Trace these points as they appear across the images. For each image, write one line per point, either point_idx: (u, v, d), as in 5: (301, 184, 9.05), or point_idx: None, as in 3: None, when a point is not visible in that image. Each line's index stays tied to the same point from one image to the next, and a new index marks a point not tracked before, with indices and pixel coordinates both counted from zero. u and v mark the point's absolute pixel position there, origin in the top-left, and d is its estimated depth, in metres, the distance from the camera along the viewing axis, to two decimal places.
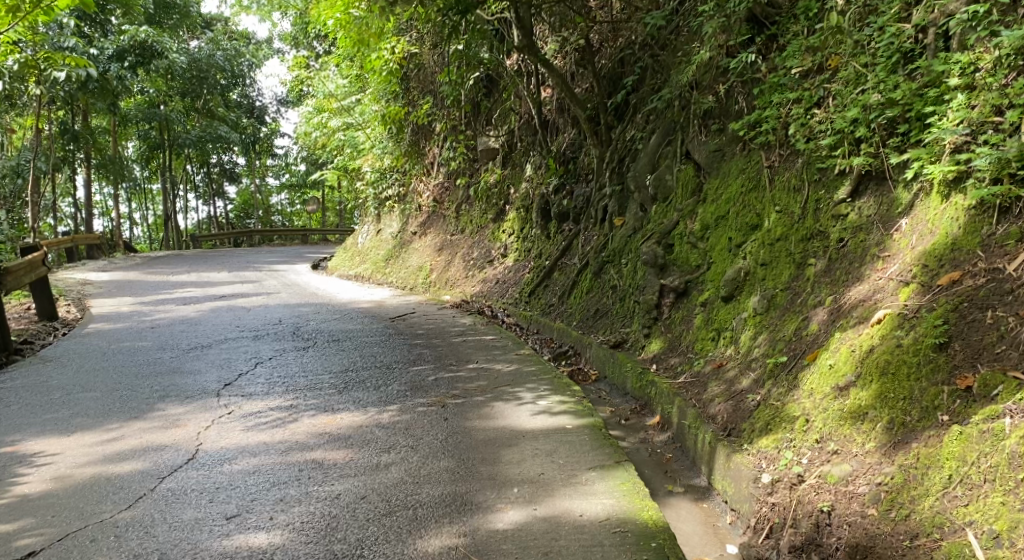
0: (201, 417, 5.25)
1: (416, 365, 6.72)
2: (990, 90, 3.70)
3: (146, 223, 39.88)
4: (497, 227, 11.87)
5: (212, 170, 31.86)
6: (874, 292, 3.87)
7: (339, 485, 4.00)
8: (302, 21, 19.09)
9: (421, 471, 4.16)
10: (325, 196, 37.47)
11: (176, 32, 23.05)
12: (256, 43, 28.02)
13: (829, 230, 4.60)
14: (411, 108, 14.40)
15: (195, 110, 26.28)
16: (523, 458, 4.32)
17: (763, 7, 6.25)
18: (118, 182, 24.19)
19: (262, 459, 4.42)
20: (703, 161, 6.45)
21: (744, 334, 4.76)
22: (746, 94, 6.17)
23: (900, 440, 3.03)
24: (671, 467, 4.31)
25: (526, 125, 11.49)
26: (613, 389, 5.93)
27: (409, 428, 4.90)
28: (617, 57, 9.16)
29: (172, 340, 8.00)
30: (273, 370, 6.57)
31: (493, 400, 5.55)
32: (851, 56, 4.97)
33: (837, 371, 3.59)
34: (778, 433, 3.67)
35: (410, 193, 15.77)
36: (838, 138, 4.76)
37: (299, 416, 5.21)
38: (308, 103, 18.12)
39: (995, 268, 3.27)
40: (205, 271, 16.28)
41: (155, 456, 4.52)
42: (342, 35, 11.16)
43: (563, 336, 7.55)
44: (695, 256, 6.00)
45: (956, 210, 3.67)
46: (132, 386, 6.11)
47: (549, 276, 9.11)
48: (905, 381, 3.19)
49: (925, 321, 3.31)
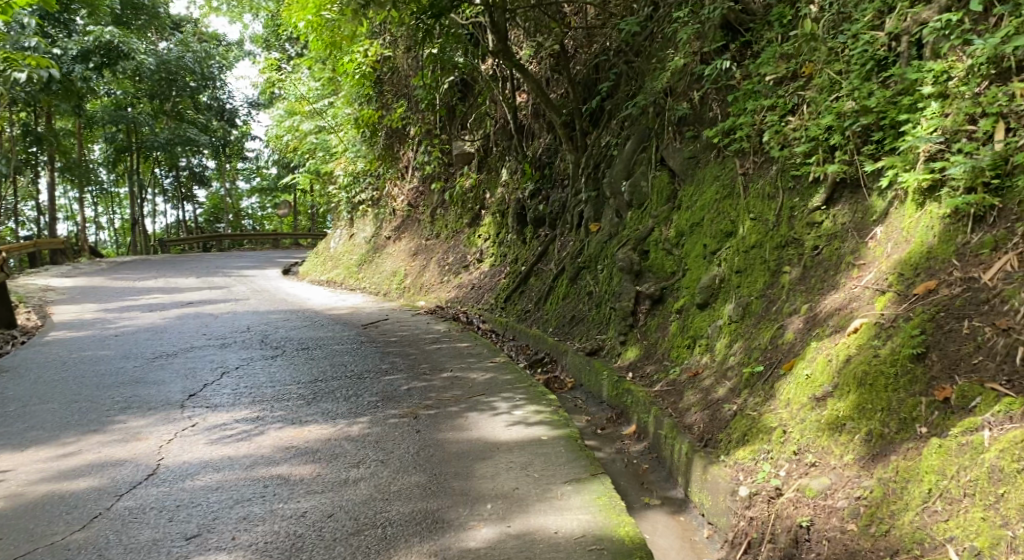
0: (163, 430, 5.06)
1: (389, 374, 6.57)
2: (964, 98, 3.69)
3: (113, 227, 39.05)
4: (472, 232, 11.77)
5: (182, 173, 31.30)
6: (850, 301, 3.84)
7: (306, 502, 3.86)
8: (273, 23, 18.86)
9: (391, 486, 4.04)
10: (297, 199, 37.04)
11: (144, 34, 22.58)
12: (226, 45, 27.62)
13: (804, 238, 4.58)
14: (385, 112, 14.26)
15: (163, 112, 25.77)
16: (497, 472, 4.21)
17: (737, 13, 6.25)
18: (84, 186, 23.60)
19: (225, 474, 4.25)
20: (678, 167, 6.43)
21: (719, 342, 4.72)
22: (721, 101, 6.16)
23: (879, 452, 2.99)
24: (647, 479, 4.24)
25: (502, 130, 11.41)
26: (589, 398, 5.85)
27: (380, 440, 4.76)
28: (591, 63, 9.12)
29: (136, 349, 7.75)
30: (240, 380, 6.37)
31: (468, 410, 5.44)
32: (826, 63, 4.97)
33: (814, 381, 3.55)
34: (755, 444, 3.61)
35: (383, 197, 15.60)
36: (813, 145, 4.74)
37: (266, 428, 5.05)
38: (279, 106, 17.85)
39: (971, 277, 3.25)
40: (173, 276, 15.92)
41: (112, 472, 4.32)
42: (313, 37, 10.98)
43: (538, 343, 7.46)
44: (670, 262, 5.96)
45: (931, 218, 3.65)
46: (92, 397, 5.88)
47: (524, 282, 9.03)
48: (883, 391, 3.14)
49: (902, 330, 3.28)
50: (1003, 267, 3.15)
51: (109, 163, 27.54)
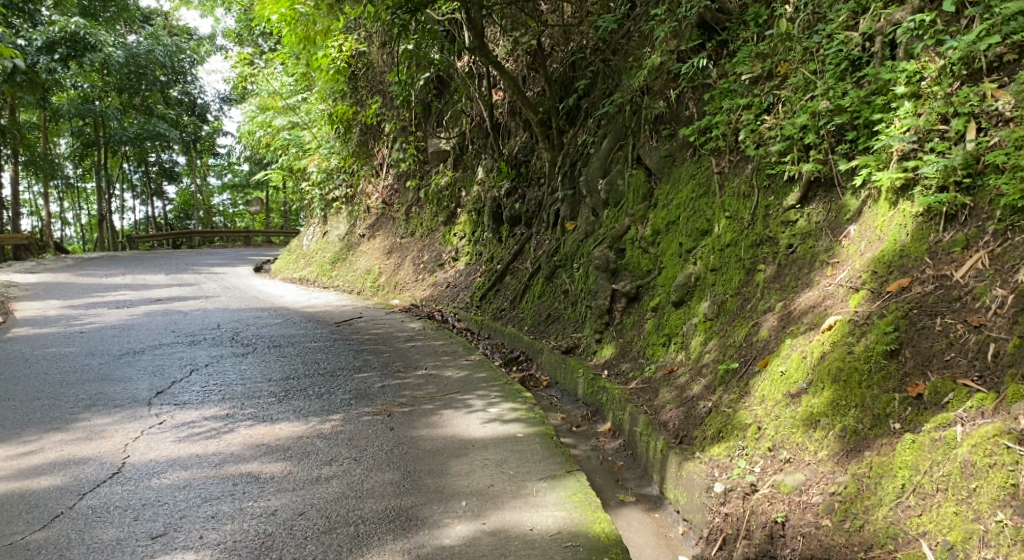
0: (129, 427, 4.92)
1: (362, 372, 6.48)
2: (936, 99, 3.73)
3: (79, 223, 38.18)
4: (447, 230, 11.69)
5: (151, 168, 30.68)
6: (823, 299, 3.87)
7: (276, 500, 3.77)
8: (246, 17, 18.56)
9: (364, 484, 3.96)
10: (269, 195, 36.61)
11: (112, 26, 22.06)
12: (198, 39, 27.14)
13: (779, 237, 4.61)
14: (360, 108, 14.09)
15: (132, 106, 25.22)
16: (472, 469, 4.16)
17: (713, 13, 6.25)
18: (49, 180, 23.01)
19: (194, 472, 4.14)
20: (654, 166, 6.44)
21: (695, 340, 4.72)
22: (697, 100, 6.18)
23: (854, 448, 3.00)
24: (622, 476, 4.23)
25: (478, 128, 11.35)
26: (565, 395, 5.84)
27: (353, 438, 4.68)
28: (568, 61, 9.10)
29: (102, 346, 7.55)
30: (209, 378, 6.24)
31: (442, 407, 5.38)
32: (801, 63, 5.00)
33: (789, 377, 3.56)
34: (730, 441, 3.62)
35: (357, 194, 15.46)
36: (787, 144, 4.77)
37: (235, 426, 4.94)
38: (251, 101, 17.58)
39: (943, 275, 3.28)
40: (141, 273, 15.58)
41: (76, 470, 4.19)
42: (286, 31, 10.79)
43: (514, 341, 7.43)
44: (646, 261, 5.95)
45: (904, 217, 3.68)
46: (56, 394, 5.71)
47: (500, 280, 8.99)
48: (857, 388, 3.16)
49: (876, 328, 3.30)
50: (974, 266, 3.18)
51: (75, 158, 26.89)
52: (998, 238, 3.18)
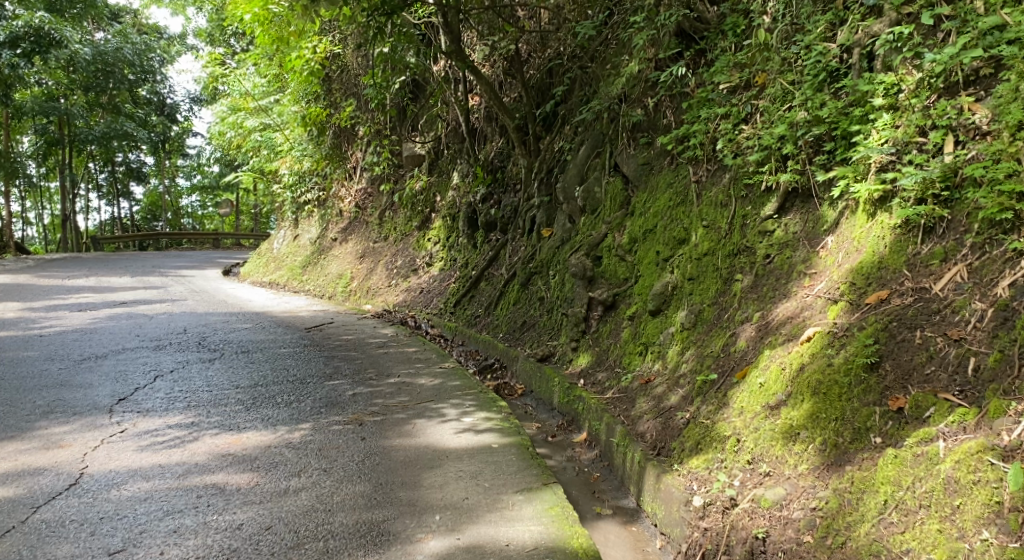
0: (88, 436, 4.72)
1: (333, 380, 6.34)
2: (914, 111, 3.74)
3: (41, 223, 37.24)
4: (421, 235, 11.58)
5: (118, 168, 30.00)
6: (802, 309, 3.85)
7: (242, 513, 3.63)
8: (218, 17, 18.28)
9: (334, 497, 3.83)
10: (239, 197, 36.08)
11: (79, 23, 21.52)
12: (168, 38, 26.62)
13: (756, 246, 4.59)
14: (333, 111, 13.91)
15: (99, 105, 24.62)
16: (446, 481, 4.05)
17: (691, 22, 6.26)
18: (10, 179, 22.34)
19: (155, 484, 3.98)
20: (631, 174, 6.41)
21: (672, 349, 4.68)
22: (675, 109, 6.15)
23: (834, 462, 2.97)
24: (599, 487, 4.16)
25: (453, 133, 11.26)
26: (540, 404, 5.77)
27: (323, 448, 4.55)
28: (545, 67, 9.06)
29: (62, 350, 7.29)
30: (174, 384, 6.04)
31: (415, 416, 5.27)
32: (779, 74, 5.00)
33: (768, 389, 3.53)
34: (708, 453, 3.57)
35: (330, 198, 15.28)
36: (766, 154, 4.77)
37: (200, 435, 4.77)
38: (222, 101, 17.27)
39: (922, 288, 3.28)
40: (105, 275, 15.20)
41: (30, 481, 3.99)
42: (259, 31, 10.57)
43: (488, 348, 7.34)
44: (623, 269, 5.91)
45: (883, 229, 3.69)
46: (11, 400, 5.47)
47: (474, 286, 8.90)
48: (837, 401, 3.13)
49: (856, 339, 3.29)
50: (953, 278, 3.18)
51: (38, 157, 26.17)
52: (976, 251, 3.19)
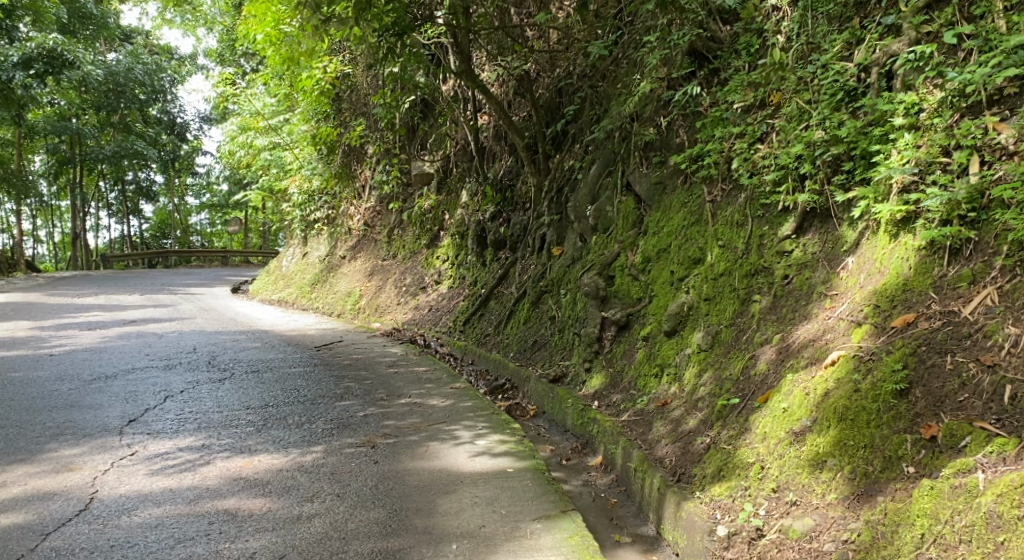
0: (98, 459, 4.66)
1: (344, 401, 6.26)
2: (937, 131, 3.69)
3: (51, 241, 37.42)
4: (430, 253, 11.54)
5: (128, 187, 30.21)
6: (824, 332, 3.77)
7: (255, 541, 3.56)
8: (228, 37, 18.45)
9: (348, 524, 3.76)
10: (248, 215, 36.27)
11: (92, 44, 21.71)
12: (179, 58, 26.88)
13: (774, 266, 4.53)
14: (343, 130, 13.95)
15: (110, 124, 24.78)
16: (461, 508, 3.97)
17: (705, 41, 6.25)
18: (23, 198, 22.42)
19: (166, 509, 3.91)
20: (644, 193, 6.37)
21: (688, 371, 4.59)
22: (688, 128, 6.13)
23: (864, 492, 2.90)
24: (617, 514, 4.06)
25: (462, 151, 11.26)
26: (553, 426, 5.68)
27: (335, 472, 4.47)
28: (555, 87, 9.08)
29: (72, 370, 7.24)
30: (184, 405, 5.98)
31: (428, 439, 5.19)
32: (795, 93, 4.96)
33: (792, 414, 3.45)
34: (731, 481, 3.48)
35: (339, 216, 15.30)
36: (783, 173, 4.72)
37: (212, 458, 4.70)
38: (232, 120, 17.35)
39: (950, 311, 3.21)
40: (114, 293, 15.18)
41: (39, 507, 3.93)
42: (270, 51, 10.61)
43: (499, 368, 7.26)
44: (636, 288, 5.85)
45: (906, 250, 3.63)
46: (22, 422, 5.42)
47: (484, 304, 8.84)
48: (865, 428, 3.06)
49: (883, 364, 3.21)
50: (983, 302, 3.12)
51: (49, 175, 26.30)
52: (1006, 273, 3.13)
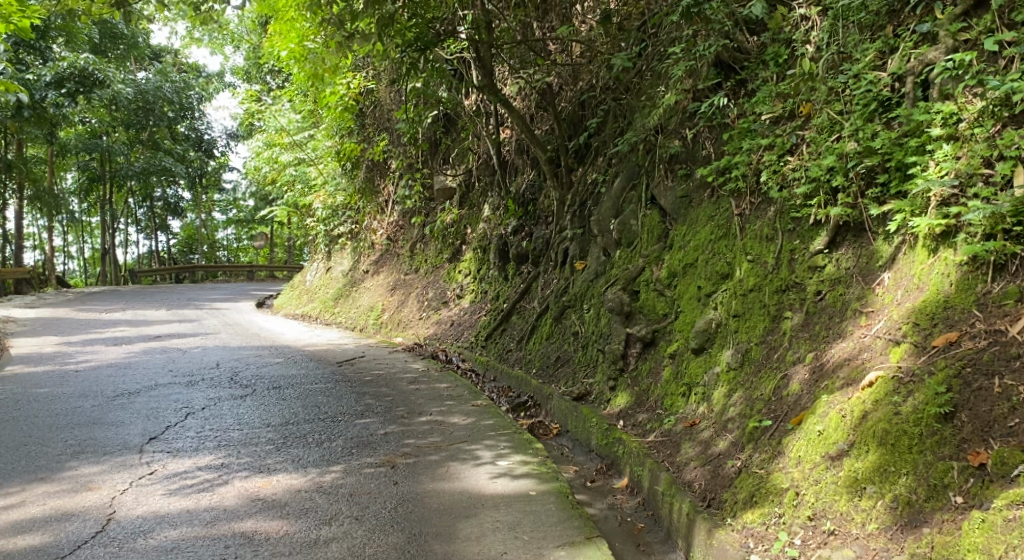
0: (117, 478, 4.63)
1: (364, 418, 6.19)
2: (978, 141, 3.55)
3: (82, 257, 38.11)
4: (452, 267, 11.49)
5: (156, 203, 30.72)
6: (860, 351, 3.62)
7: None
8: (253, 55, 18.75)
9: (366, 549, 3.67)
10: (273, 230, 36.66)
11: (123, 63, 22.16)
12: (206, 76, 27.36)
13: (806, 282, 4.38)
14: (367, 145, 14.00)
15: (139, 142, 25.23)
16: (483, 533, 3.86)
17: (731, 52, 6.13)
18: (54, 215, 22.82)
19: (183, 532, 3.85)
20: (669, 207, 6.25)
21: (717, 391, 4.44)
22: (714, 140, 6.01)
23: (908, 522, 2.74)
24: (644, 540, 3.93)
25: (484, 165, 11.22)
26: (577, 446, 5.55)
27: (354, 494, 4.39)
28: (578, 100, 9.02)
29: (96, 386, 7.26)
30: (205, 423, 5.95)
31: (449, 459, 5.09)
32: (825, 103, 4.83)
33: (827, 438, 3.29)
34: (765, 507, 3.32)
35: (363, 230, 15.34)
36: (814, 186, 4.57)
37: (230, 478, 4.65)
38: (257, 137, 17.56)
39: (997, 330, 3.05)
40: (141, 308, 15.33)
41: (56, 528, 3.89)
42: (295, 68, 10.72)
43: (522, 385, 7.14)
44: (662, 304, 5.71)
45: (946, 265, 3.47)
46: (43, 440, 5.42)
47: (506, 319, 8.74)
48: (907, 454, 2.90)
49: (925, 386, 3.05)
50: None
51: (80, 192, 26.81)
52: None
